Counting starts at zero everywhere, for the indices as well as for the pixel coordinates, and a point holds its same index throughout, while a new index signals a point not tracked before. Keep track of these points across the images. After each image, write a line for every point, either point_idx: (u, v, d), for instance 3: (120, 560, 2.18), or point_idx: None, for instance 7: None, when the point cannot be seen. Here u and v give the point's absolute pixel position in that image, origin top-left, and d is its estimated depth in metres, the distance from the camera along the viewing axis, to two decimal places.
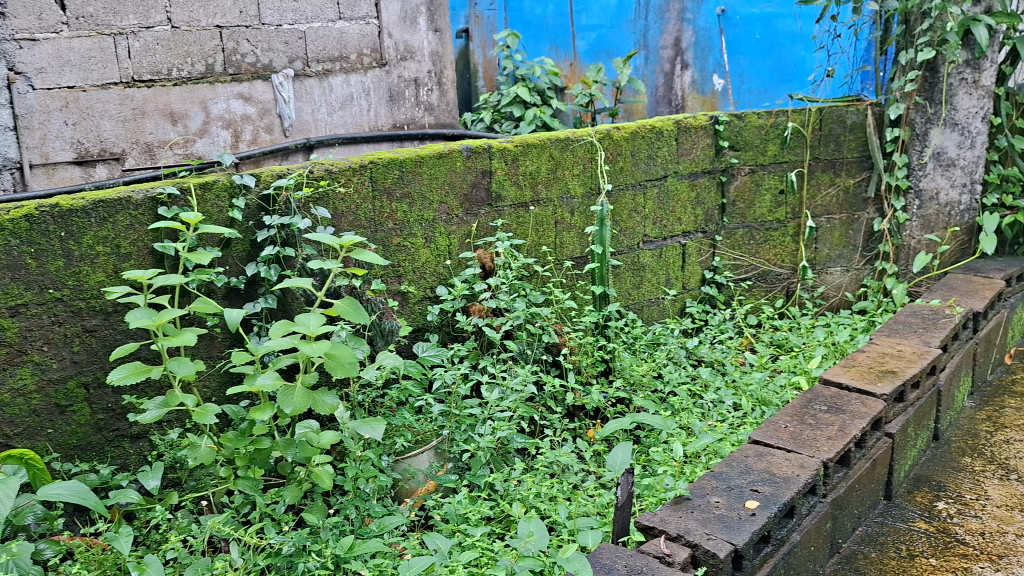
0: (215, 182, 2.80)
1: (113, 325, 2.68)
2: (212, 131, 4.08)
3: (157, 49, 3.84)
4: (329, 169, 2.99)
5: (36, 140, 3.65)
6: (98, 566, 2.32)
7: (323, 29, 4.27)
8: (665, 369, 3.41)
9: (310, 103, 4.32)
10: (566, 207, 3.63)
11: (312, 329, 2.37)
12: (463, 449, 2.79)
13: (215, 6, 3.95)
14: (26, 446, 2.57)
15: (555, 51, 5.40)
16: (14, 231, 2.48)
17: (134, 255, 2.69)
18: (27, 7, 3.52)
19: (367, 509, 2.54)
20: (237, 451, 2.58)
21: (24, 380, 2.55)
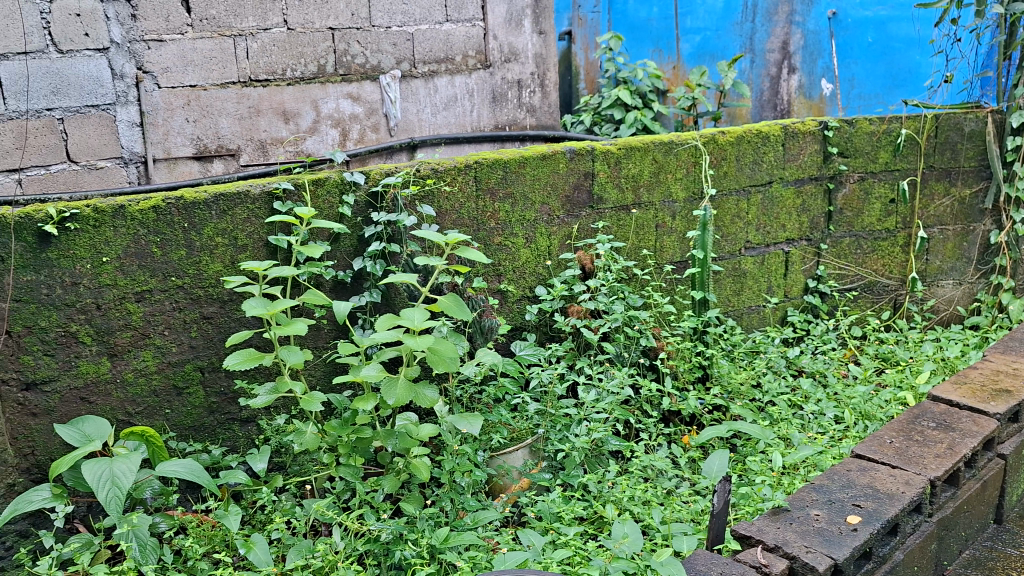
0: (326, 179, 2.90)
1: (228, 312, 2.81)
2: (322, 130, 4.22)
3: (274, 50, 4.01)
4: (435, 169, 3.05)
5: (160, 136, 3.85)
6: (209, 542, 2.44)
7: (430, 31, 4.37)
8: (764, 378, 3.35)
9: (415, 103, 4.42)
10: (668, 211, 3.61)
11: (416, 324, 2.42)
12: (558, 448, 2.81)
13: (328, 8, 4.09)
14: (145, 424, 2.73)
15: (657, 54, 5.40)
16: (142, 221, 2.63)
17: (250, 247, 2.82)
18: (156, 10, 3.72)
19: (462, 503, 2.59)
20: (340, 439, 2.66)
21: (146, 361, 2.70)
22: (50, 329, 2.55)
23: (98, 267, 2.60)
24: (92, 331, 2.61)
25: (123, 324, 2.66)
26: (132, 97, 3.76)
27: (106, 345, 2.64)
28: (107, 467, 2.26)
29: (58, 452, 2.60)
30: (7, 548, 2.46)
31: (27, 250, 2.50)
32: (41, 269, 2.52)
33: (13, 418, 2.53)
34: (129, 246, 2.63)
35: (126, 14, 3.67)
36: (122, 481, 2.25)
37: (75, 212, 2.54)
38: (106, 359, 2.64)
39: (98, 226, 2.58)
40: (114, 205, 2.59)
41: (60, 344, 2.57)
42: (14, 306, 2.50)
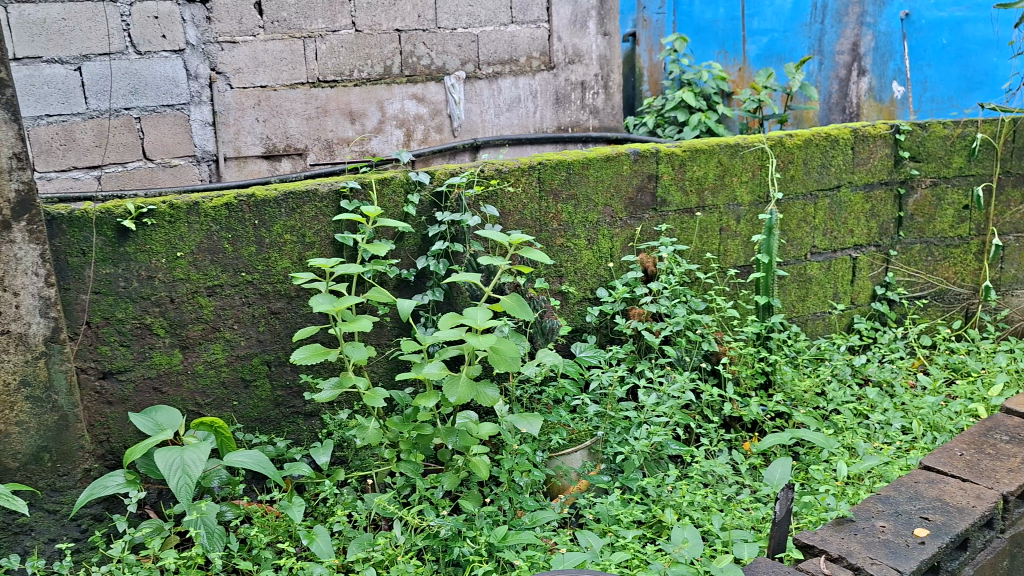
0: (392, 178, 2.94)
1: (295, 308, 2.87)
2: (387, 130, 4.28)
3: (342, 51, 4.08)
4: (499, 169, 3.08)
5: (231, 135, 3.95)
6: (273, 532, 2.50)
7: (495, 33, 4.42)
8: (829, 386, 3.28)
9: (479, 105, 4.47)
10: (732, 214, 3.57)
11: (479, 323, 2.44)
12: (617, 451, 2.80)
13: (395, 10, 4.16)
14: (214, 415, 2.80)
15: (723, 56, 5.34)
16: (215, 217, 2.71)
17: (317, 245, 2.88)
18: (230, 12, 3.82)
19: (520, 502, 2.60)
20: (401, 435, 2.70)
21: (215, 354, 2.78)
22: (127, 320, 2.65)
23: (173, 262, 2.68)
24: (166, 323, 2.70)
25: (194, 317, 2.74)
26: (205, 97, 3.87)
27: (178, 337, 2.72)
28: (178, 456, 2.34)
29: (132, 440, 2.69)
30: (82, 531, 2.55)
31: (107, 244, 2.59)
32: (120, 263, 2.62)
33: (90, 406, 2.63)
34: (202, 241, 2.71)
35: (202, 17, 3.78)
36: (192, 469, 2.32)
37: (151, 208, 2.62)
38: (178, 351, 2.72)
39: (173, 222, 2.66)
40: (188, 202, 2.67)
41: (135, 335, 2.66)
42: (93, 297, 2.60)
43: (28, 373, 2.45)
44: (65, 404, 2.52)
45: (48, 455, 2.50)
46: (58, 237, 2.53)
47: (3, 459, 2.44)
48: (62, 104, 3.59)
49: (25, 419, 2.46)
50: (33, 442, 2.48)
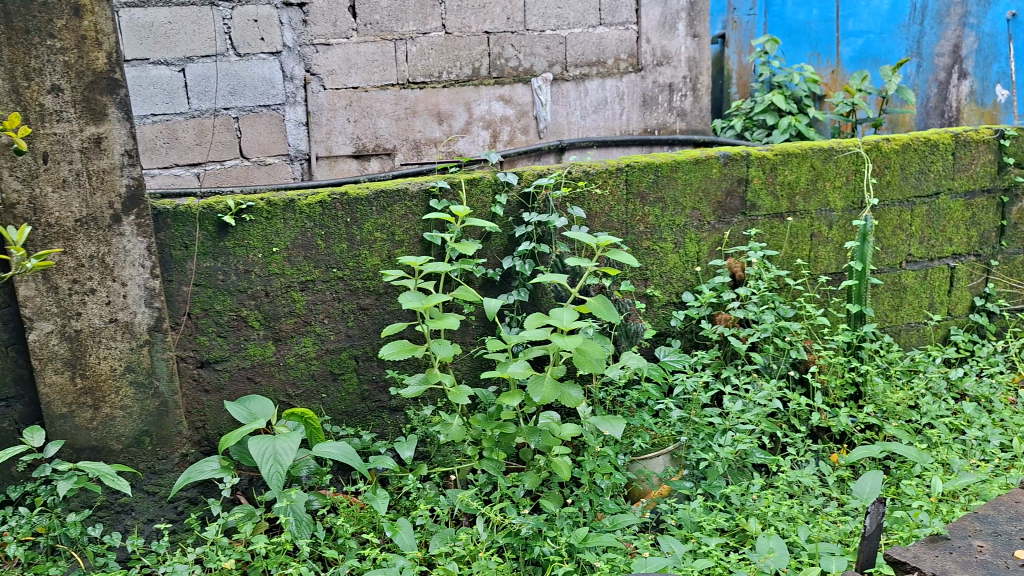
0: (481, 178, 2.97)
1: (383, 305, 2.93)
2: (474, 131, 4.49)
3: (431, 53, 4.28)
4: (586, 171, 3.07)
5: (323, 135, 4.19)
6: (358, 523, 2.56)
7: (583, 34, 4.57)
8: (923, 399, 3.17)
9: (565, 106, 4.64)
10: (824, 220, 3.48)
11: (565, 324, 2.45)
12: (701, 457, 2.77)
13: (484, 13, 4.35)
14: (303, 406, 2.88)
15: (816, 58, 5.22)
16: (309, 215, 2.79)
17: (406, 243, 2.93)
18: (325, 16, 4.02)
19: (601, 505, 2.59)
20: (485, 433, 2.73)
21: (306, 347, 2.86)
22: (224, 312, 2.74)
23: (268, 257, 2.77)
24: (260, 316, 2.79)
25: (287, 311, 2.82)
26: (299, 98, 4.09)
27: (272, 329, 2.81)
28: (271, 444, 2.41)
29: (226, 427, 2.79)
30: (178, 513, 2.66)
31: (208, 238, 2.69)
32: (219, 257, 2.71)
33: (189, 393, 2.74)
34: (297, 237, 2.79)
35: (298, 20, 3.99)
36: (283, 458, 2.40)
37: (250, 205, 2.71)
38: (271, 343, 2.81)
39: (270, 218, 2.75)
40: (285, 199, 2.75)
41: (232, 327, 2.76)
42: (194, 290, 2.70)
43: (133, 360, 2.58)
44: (165, 391, 2.64)
45: (149, 439, 2.63)
46: (163, 231, 2.63)
47: (108, 441, 2.59)
48: (167, 104, 3.83)
49: (129, 404, 2.59)
50: (136, 425, 2.61)
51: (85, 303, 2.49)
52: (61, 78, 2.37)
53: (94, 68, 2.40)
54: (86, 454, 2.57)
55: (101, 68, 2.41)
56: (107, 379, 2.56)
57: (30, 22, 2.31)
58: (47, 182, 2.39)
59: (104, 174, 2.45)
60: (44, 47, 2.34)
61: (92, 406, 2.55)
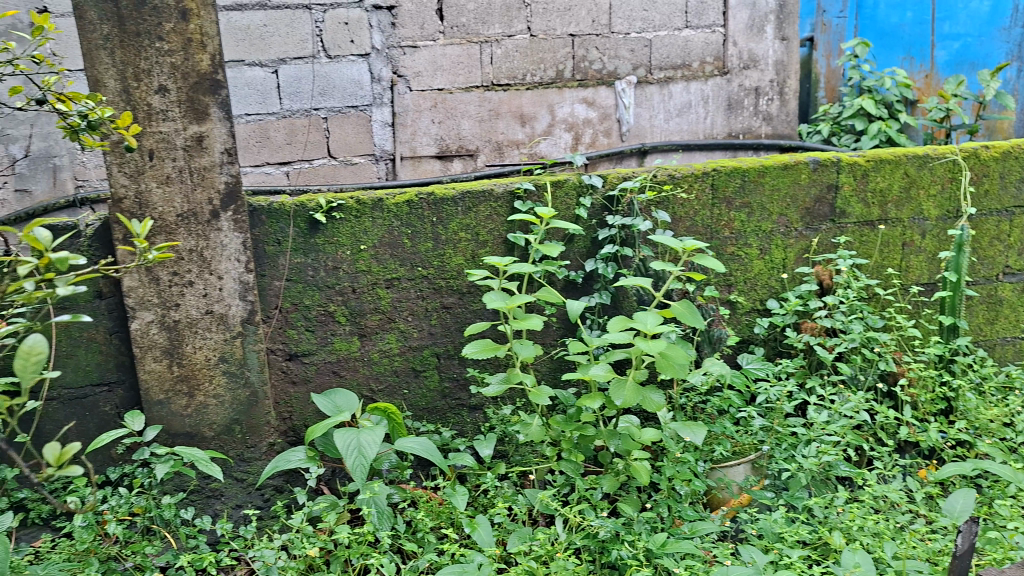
0: (566, 180, 2.98)
1: (466, 304, 2.97)
2: (556, 133, 4.56)
3: (516, 56, 4.37)
4: (672, 175, 3.05)
5: (408, 135, 4.33)
6: (437, 518, 2.59)
7: (669, 37, 4.57)
8: (1019, 417, 3.03)
9: (649, 109, 4.65)
10: (917, 229, 3.38)
11: (649, 327, 2.44)
12: (783, 468, 2.72)
13: (570, 16, 4.40)
14: (386, 401, 2.94)
15: (908, 62, 5.08)
16: (397, 214, 2.84)
17: (491, 243, 2.96)
18: (413, 19, 4.18)
19: (679, 511, 2.57)
20: (564, 434, 2.74)
21: (390, 344, 2.92)
22: (313, 307, 2.82)
23: (356, 254, 2.83)
24: (347, 312, 2.86)
25: (373, 308, 2.88)
26: (386, 100, 4.25)
27: (357, 325, 2.88)
28: (355, 437, 2.47)
29: (312, 419, 2.87)
30: (265, 500, 2.74)
31: (300, 235, 2.77)
32: (309, 253, 2.79)
33: (277, 384, 2.82)
34: (383, 236, 2.85)
35: (387, 23, 4.16)
36: (367, 451, 2.45)
37: (340, 203, 2.79)
38: (357, 338, 2.88)
39: (358, 216, 2.81)
40: (374, 199, 2.81)
41: (319, 321, 2.84)
42: (286, 284, 2.79)
43: (226, 351, 2.68)
44: (255, 381, 2.73)
45: (239, 428, 2.73)
46: (258, 227, 2.73)
47: (200, 428, 2.69)
48: (260, 104, 4.05)
49: (221, 393, 2.69)
50: (227, 414, 2.71)
51: (184, 295, 2.59)
52: (167, 78, 2.47)
53: (199, 69, 2.50)
54: (180, 439, 2.67)
55: (206, 69, 2.51)
56: (201, 369, 2.66)
57: (141, 26, 2.43)
58: (152, 178, 2.50)
59: (204, 171, 2.55)
60: (153, 49, 2.45)
61: (187, 394, 2.65)
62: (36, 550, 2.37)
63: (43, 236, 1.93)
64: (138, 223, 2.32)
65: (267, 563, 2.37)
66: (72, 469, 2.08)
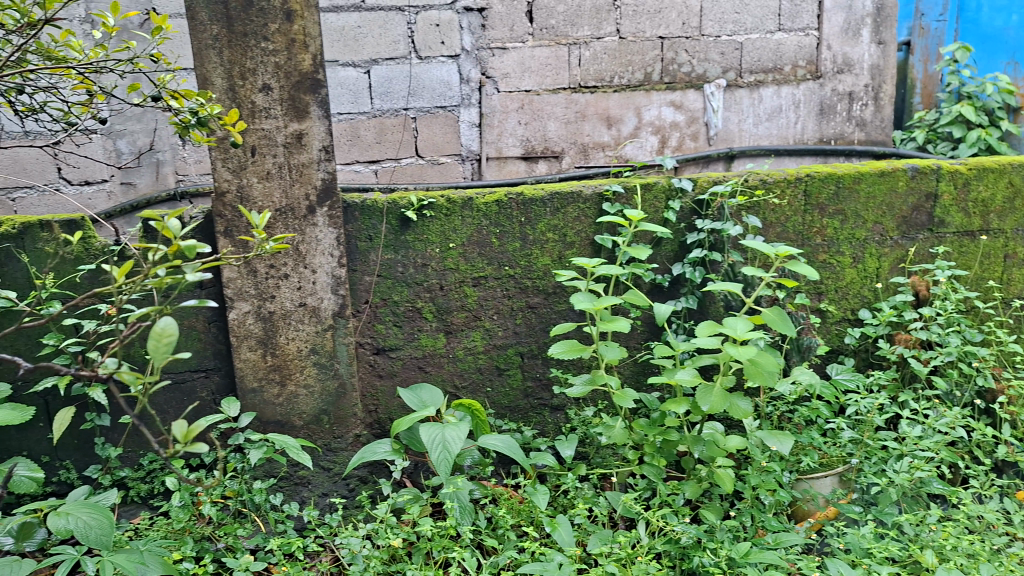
0: (655, 183, 2.96)
1: (551, 304, 2.98)
2: (642, 136, 4.54)
3: (604, 58, 4.39)
4: (764, 180, 3.01)
5: (495, 136, 4.39)
6: (517, 516, 2.60)
7: (761, 40, 4.55)
8: None
9: (738, 113, 4.61)
10: (1021, 241, 3.25)
11: (739, 333, 2.40)
12: (872, 483, 2.64)
13: (660, 18, 4.40)
14: (469, 398, 2.97)
15: (1013, 67, 4.91)
16: (486, 213, 2.88)
17: (578, 244, 2.96)
18: (503, 21, 4.24)
19: (763, 521, 2.53)
20: (647, 438, 2.72)
21: (475, 341, 2.95)
22: (401, 303, 2.88)
23: (445, 252, 2.88)
24: (434, 309, 2.90)
25: (459, 305, 2.92)
26: (474, 100, 4.32)
27: (444, 322, 2.92)
28: (440, 432, 2.50)
29: (397, 412, 2.92)
30: (350, 490, 2.80)
31: (391, 232, 2.83)
32: (400, 250, 2.85)
33: (364, 377, 2.89)
34: (472, 234, 2.89)
35: (477, 24, 4.21)
36: (452, 446, 2.48)
37: (431, 201, 2.84)
38: (443, 335, 2.92)
39: (449, 215, 2.86)
40: (463, 198, 2.85)
41: (407, 317, 2.89)
42: (376, 280, 2.85)
43: (317, 343, 2.75)
44: (344, 373, 2.80)
45: (327, 418, 2.80)
46: (351, 223, 2.79)
47: (291, 417, 2.77)
48: (352, 104, 4.16)
49: (311, 383, 2.77)
50: (316, 404, 2.79)
51: (279, 287, 2.68)
52: (271, 78, 2.56)
53: (301, 69, 2.58)
54: (272, 426, 2.76)
55: (307, 68, 2.58)
56: (293, 359, 2.74)
57: (248, 26, 2.52)
58: (254, 173, 2.59)
59: (303, 167, 2.63)
60: (259, 48, 2.53)
61: (279, 383, 2.74)
62: (135, 527, 2.48)
63: (177, 228, 1.78)
64: (254, 215, 2.24)
65: (352, 551, 2.41)
66: (201, 450, 1.76)
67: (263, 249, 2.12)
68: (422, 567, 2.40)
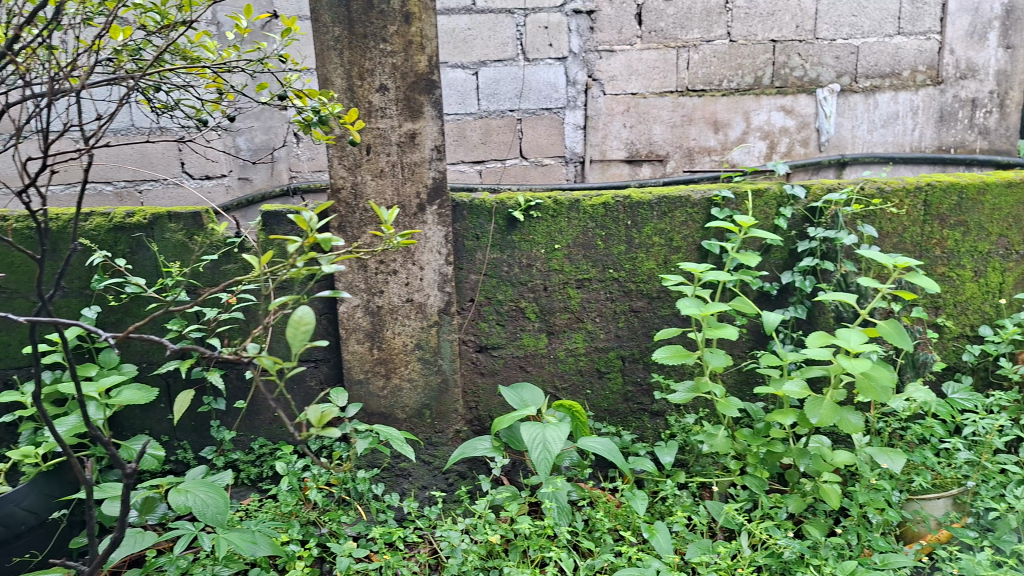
0: (767, 189, 2.91)
1: (655, 308, 2.95)
2: (750, 141, 4.46)
3: (713, 61, 4.33)
4: (881, 188, 2.90)
5: (599, 138, 4.39)
6: (614, 520, 2.60)
7: (878, 44, 4.41)
8: None
9: (851, 120, 4.49)
10: None
11: (852, 346, 2.33)
12: (989, 508, 2.51)
13: (773, 21, 4.31)
14: (568, 400, 2.98)
15: None
16: (593, 215, 2.88)
17: (684, 249, 2.93)
18: (612, 23, 4.23)
19: (869, 540, 2.45)
20: (750, 449, 2.68)
21: (577, 343, 2.95)
22: (505, 302, 2.91)
23: (550, 253, 2.90)
24: (537, 309, 2.93)
25: (562, 306, 2.93)
26: (579, 102, 4.32)
27: (546, 323, 2.94)
28: (542, 432, 2.50)
29: (496, 411, 2.95)
30: (449, 484, 2.84)
31: (498, 232, 2.87)
32: (505, 249, 2.88)
33: (466, 374, 2.93)
34: (578, 236, 2.89)
35: (586, 27, 4.22)
36: (552, 447, 2.47)
37: (538, 202, 2.86)
38: (545, 335, 2.94)
39: (555, 216, 2.87)
40: (571, 199, 2.87)
41: (510, 316, 2.92)
42: (481, 278, 2.89)
43: (422, 338, 2.81)
44: (447, 369, 2.85)
45: (429, 412, 2.86)
46: (459, 222, 2.85)
47: (394, 410, 2.84)
48: (460, 104, 4.24)
49: (415, 377, 2.83)
50: (419, 398, 2.85)
51: (388, 283, 2.75)
52: (388, 78, 2.63)
53: (417, 70, 2.63)
54: (376, 418, 2.84)
55: (423, 70, 2.64)
56: (399, 353, 2.80)
57: (368, 28, 2.59)
58: (368, 171, 2.67)
59: (415, 166, 2.69)
60: (378, 50, 2.61)
61: (384, 376, 2.81)
62: (246, 508, 2.59)
63: (313, 220, 1.78)
64: (385, 209, 2.17)
65: (451, 544, 2.44)
66: (333, 435, 1.87)
67: (389, 245, 2.06)
68: (518, 564, 2.41)
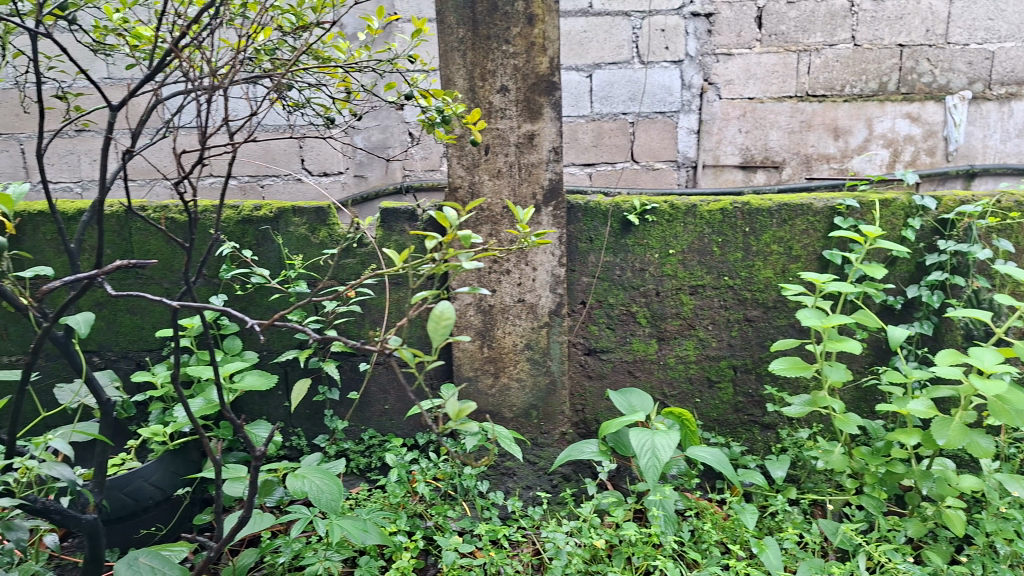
0: (894, 199, 2.79)
1: (771, 318, 2.87)
2: (872, 149, 4.30)
3: (836, 66, 4.19)
4: (1020, 201, 2.75)
5: (713, 143, 4.33)
6: (721, 532, 2.53)
7: (1016, 49, 4.17)
8: None
9: (983, 128, 4.27)
10: None
11: (986, 365, 2.21)
12: None
13: (902, 25, 4.14)
14: (676, 407, 2.93)
15: None
16: (709, 221, 2.83)
17: (804, 259, 2.84)
18: (731, 26, 4.17)
19: (996, 572, 2.32)
20: (867, 468, 2.58)
21: (688, 350, 2.91)
22: (616, 306, 2.90)
23: (664, 258, 2.86)
24: (648, 314, 2.90)
25: (674, 313, 2.89)
26: (694, 106, 4.27)
27: (657, 328, 2.90)
28: (650, 438, 2.46)
29: (603, 415, 2.94)
30: (553, 485, 2.84)
31: (612, 235, 2.86)
32: (619, 253, 2.87)
33: (574, 376, 2.93)
34: (693, 242, 2.85)
35: (704, 30, 4.17)
36: (661, 454, 2.42)
37: (654, 206, 2.83)
38: (655, 341, 2.91)
39: (671, 221, 2.84)
40: (688, 204, 2.83)
41: (621, 320, 2.91)
42: (593, 281, 2.89)
43: (532, 338, 2.83)
44: (555, 370, 2.86)
45: (536, 412, 2.87)
46: (574, 223, 2.85)
47: (502, 408, 2.87)
48: (573, 107, 4.25)
49: (524, 377, 2.85)
50: (527, 399, 2.86)
51: (501, 282, 2.77)
52: (509, 79, 2.65)
53: (538, 71, 2.65)
54: (484, 416, 2.86)
55: (544, 71, 2.65)
56: (509, 352, 2.83)
57: (492, 29, 2.62)
58: (486, 171, 2.70)
59: (532, 167, 2.70)
60: (500, 51, 2.63)
61: (493, 374, 2.84)
62: (356, 496, 2.65)
63: (451, 216, 1.79)
64: (521, 208, 2.18)
65: (556, 546, 2.41)
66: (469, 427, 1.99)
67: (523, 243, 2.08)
68: (623, 571, 2.38)
